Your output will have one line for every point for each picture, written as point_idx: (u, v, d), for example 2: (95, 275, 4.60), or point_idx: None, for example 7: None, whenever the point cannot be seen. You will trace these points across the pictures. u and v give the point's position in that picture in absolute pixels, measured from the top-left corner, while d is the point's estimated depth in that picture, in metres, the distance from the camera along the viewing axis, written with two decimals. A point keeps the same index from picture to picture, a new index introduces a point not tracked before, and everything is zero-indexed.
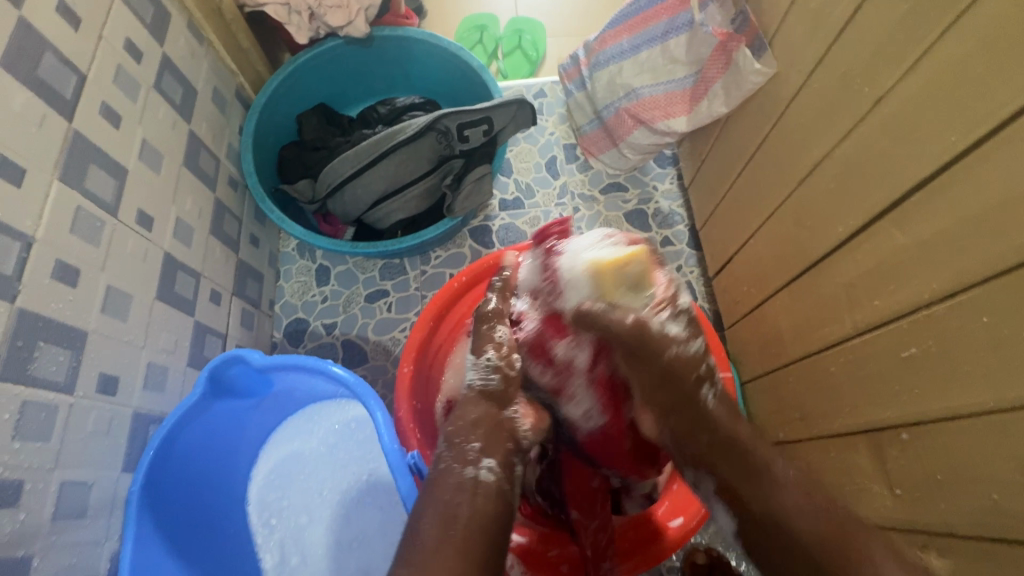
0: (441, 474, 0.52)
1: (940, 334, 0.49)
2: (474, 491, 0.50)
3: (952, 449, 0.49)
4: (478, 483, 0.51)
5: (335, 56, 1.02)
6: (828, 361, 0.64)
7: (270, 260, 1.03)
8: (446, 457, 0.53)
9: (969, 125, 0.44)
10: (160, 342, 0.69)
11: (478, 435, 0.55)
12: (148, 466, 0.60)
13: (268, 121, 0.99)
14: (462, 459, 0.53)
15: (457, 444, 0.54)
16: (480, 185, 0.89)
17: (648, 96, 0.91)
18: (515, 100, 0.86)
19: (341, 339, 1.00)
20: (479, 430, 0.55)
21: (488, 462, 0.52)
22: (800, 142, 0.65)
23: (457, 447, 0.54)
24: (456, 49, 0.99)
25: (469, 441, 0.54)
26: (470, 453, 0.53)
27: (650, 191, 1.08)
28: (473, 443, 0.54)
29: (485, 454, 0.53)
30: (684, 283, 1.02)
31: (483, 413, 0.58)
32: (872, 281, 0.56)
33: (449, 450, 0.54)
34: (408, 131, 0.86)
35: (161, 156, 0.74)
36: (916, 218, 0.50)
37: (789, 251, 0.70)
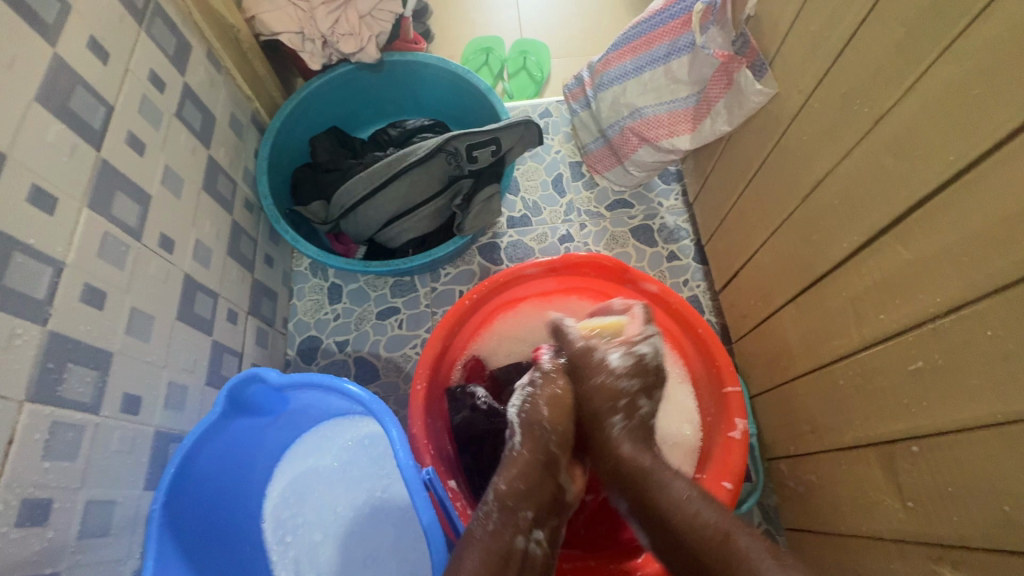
0: (492, 537, 0.55)
1: (946, 346, 0.49)
2: (522, 561, 0.55)
3: (963, 461, 0.49)
4: (528, 554, 0.56)
5: (347, 81, 1.06)
6: (836, 374, 0.64)
7: (284, 278, 1.05)
8: (495, 520, 0.57)
9: (967, 145, 0.45)
10: (180, 362, 0.71)
11: (522, 492, 0.60)
12: (169, 484, 0.61)
13: (282, 145, 1.02)
14: (494, 511, 0.58)
15: (507, 510, 0.58)
16: (490, 205, 0.91)
17: (651, 115, 0.93)
18: (522, 121, 0.89)
19: (353, 356, 1.01)
20: (522, 492, 0.60)
21: (538, 535, 0.58)
22: (802, 159, 0.67)
23: (507, 522, 0.57)
24: (464, 72, 1.02)
25: (523, 508, 0.59)
26: (521, 520, 0.58)
27: (655, 207, 1.10)
28: (526, 513, 0.59)
29: (537, 526, 0.59)
30: (691, 297, 1.03)
31: (529, 472, 0.62)
32: (876, 295, 0.57)
33: (500, 514, 0.57)
34: (419, 153, 0.88)
35: (182, 181, 0.76)
36: (918, 233, 0.51)
37: (794, 265, 0.72)
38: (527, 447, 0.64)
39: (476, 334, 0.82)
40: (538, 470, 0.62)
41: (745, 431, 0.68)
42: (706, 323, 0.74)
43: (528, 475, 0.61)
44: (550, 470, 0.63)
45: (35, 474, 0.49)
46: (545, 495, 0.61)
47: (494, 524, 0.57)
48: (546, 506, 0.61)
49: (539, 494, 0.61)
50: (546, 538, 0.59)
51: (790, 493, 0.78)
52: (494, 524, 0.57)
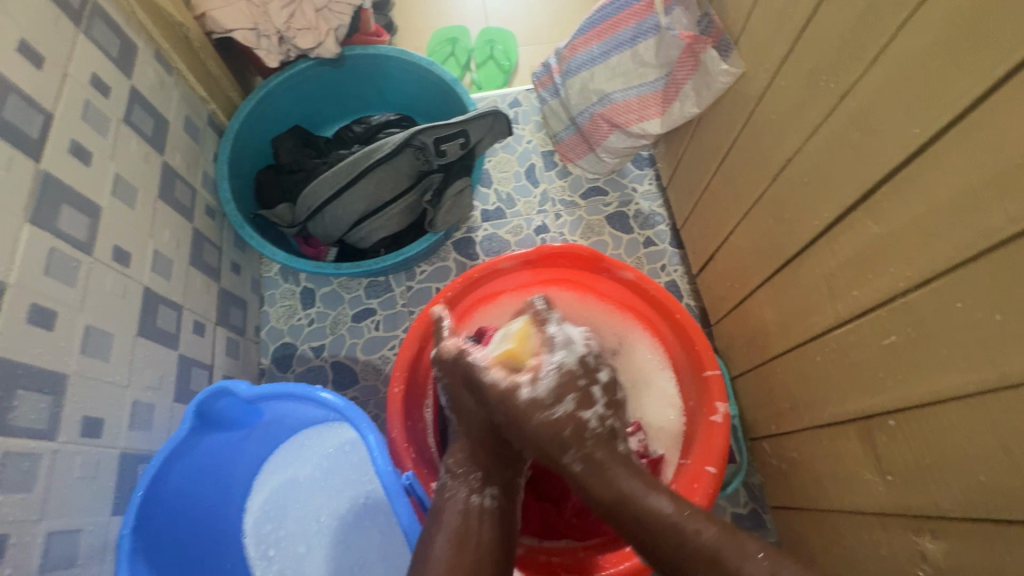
0: (444, 503, 0.56)
1: (918, 320, 0.49)
2: (479, 523, 0.54)
3: (938, 433, 0.49)
4: (478, 509, 0.55)
5: (307, 77, 1.02)
6: (813, 353, 0.65)
7: (254, 285, 1.02)
8: (449, 486, 0.58)
9: (930, 117, 0.45)
10: (144, 379, 0.68)
11: (469, 462, 0.59)
12: (139, 508, 0.59)
13: (243, 147, 0.98)
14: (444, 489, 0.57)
15: (451, 484, 0.58)
16: (461, 199, 0.89)
17: (620, 100, 0.92)
18: (490, 112, 0.87)
19: (331, 361, 0.99)
20: (464, 464, 0.59)
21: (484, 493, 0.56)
22: (771, 137, 0.67)
23: (449, 497, 0.56)
24: (429, 64, 1.00)
25: (472, 472, 0.58)
26: (472, 481, 0.57)
27: (629, 193, 1.10)
28: (475, 473, 0.58)
29: (485, 485, 0.57)
30: (669, 281, 1.03)
31: (471, 441, 0.60)
32: (848, 272, 0.57)
33: (445, 485, 0.58)
34: (385, 149, 0.85)
35: (135, 190, 0.73)
36: (887, 208, 0.51)
37: (767, 245, 0.72)
38: (461, 423, 0.62)
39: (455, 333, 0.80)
40: (477, 441, 0.60)
41: (726, 414, 0.68)
42: (683, 309, 0.73)
43: (469, 445, 0.60)
44: (492, 436, 0.60)
45: None
46: (486, 457, 0.59)
47: (447, 490, 0.57)
48: (490, 470, 0.58)
49: (480, 457, 0.59)
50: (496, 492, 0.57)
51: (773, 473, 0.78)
52: (447, 490, 0.57)
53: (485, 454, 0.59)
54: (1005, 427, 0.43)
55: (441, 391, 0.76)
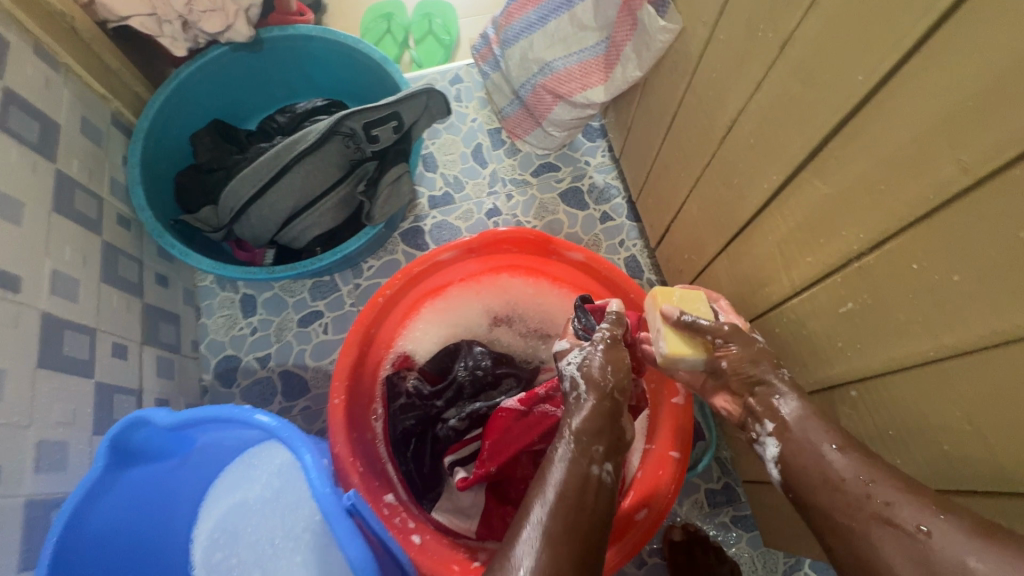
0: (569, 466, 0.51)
1: (873, 285, 0.46)
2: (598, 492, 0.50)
3: (901, 401, 0.47)
4: (602, 485, 0.51)
5: (222, 66, 0.94)
6: (773, 323, 0.62)
7: (187, 297, 0.94)
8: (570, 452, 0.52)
9: (872, 62, 0.41)
10: (51, 415, 0.61)
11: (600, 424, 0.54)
12: (49, 562, 0.53)
13: (157, 148, 0.89)
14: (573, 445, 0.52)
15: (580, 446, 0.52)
16: (398, 187, 0.83)
17: (562, 69, 0.86)
18: (424, 91, 0.80)
19: (278, 371, 0.93)
20: (595, 428, 0.53)
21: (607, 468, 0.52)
22: (716, 97, 0.62)
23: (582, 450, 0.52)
24: (354, 42, 0.92)
25: (594, 442, 0.53)
26: (594, 453, 0.52)
27: (583, 166, 1.04)
28: (598, 445, 0.53)
29: (608, 457, 0.53)
30: (628, 257, 0.99)
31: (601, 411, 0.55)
32: (801, 236, 0.54)
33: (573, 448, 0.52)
34: (310, 138, 0.77)
35: (20, 205, 0.64)
36: (834, 166, 0.47)
37: (720, 212, 0.68)
38: (594, 394, 0.56)
39: (400, 332, 0.75)
40: (607, 416, 0.55)
41: (687, 396, 0.67)
42: (638, 288, 0.69)
43: (600, 413, 0.55)
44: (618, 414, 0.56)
45: None
46: (614, 428, 0.55)
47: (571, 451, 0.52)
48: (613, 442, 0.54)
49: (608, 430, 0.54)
50: (615, 467, 0.53)
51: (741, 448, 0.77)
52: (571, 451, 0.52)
53: (610, 423, 0.55)
54: (967, 395, 0.41)
55: (390, 395, 0.71)
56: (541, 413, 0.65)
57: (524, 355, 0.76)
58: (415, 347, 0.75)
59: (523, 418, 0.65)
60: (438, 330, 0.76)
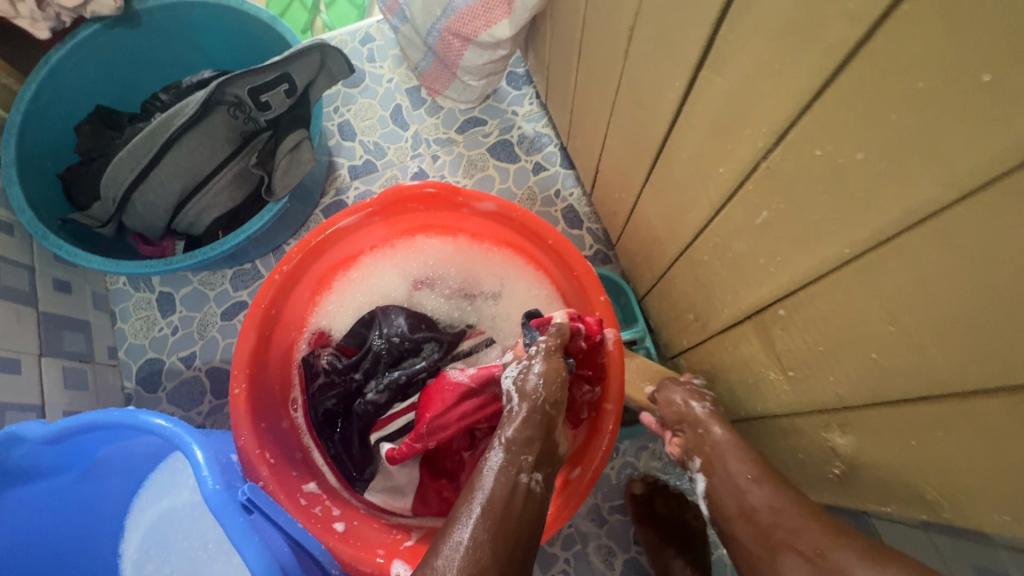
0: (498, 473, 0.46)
1: (784, 184, 0.40)
2: (526, 500, 0.45)
3: (827, 313, 0.42)
4: (530, 495, 0.46)
5: (96, 47, 0.85)
6: (701, 252, 0.56)
7: (98, 302, 0.88)
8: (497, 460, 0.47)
9: None
10: None
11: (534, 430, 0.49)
12: None
13: (35, 142, 0.81)
14: (505, 454, 0.47)
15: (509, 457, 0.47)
16: (299, 155, 0.76)
17: (464, 7, 0.78)
18: (315, 46, 0.74)
19: (205, 369, 0.87)
20: (525, 437, 0.49)
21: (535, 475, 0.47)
22: (613, 7, 0.55)
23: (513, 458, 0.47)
24: (238, 4, 0.84)
25: (524, 451, 0.48)
26: (524, 463, 0.47)
27: (510, 117, 0.98)
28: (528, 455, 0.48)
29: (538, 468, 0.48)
30: (566, 207, 0.93)
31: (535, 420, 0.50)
32: (712, 146, 0.48)
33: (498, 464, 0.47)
34: (188, 111, 0.70)
35: None
36: (730, 54, 0.41)
37: (637, 139, 0.61)
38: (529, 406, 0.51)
39: (311, 310, 0.69)
40: (543, 426, 0.50)
41: (617, 338, 0.60)
42: (556, 232, 0.63)
43: (534, 423, 0.50)
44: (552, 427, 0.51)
45: None
46: (547, 437, 0.50)
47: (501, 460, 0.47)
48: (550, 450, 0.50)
49: (541, 433, 0.50)
50: (546, 478, 0.48)
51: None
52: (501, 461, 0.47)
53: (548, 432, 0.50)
54: (889, 290, 0.35)
55: (307, 378, 0.66)
56: (491, 394, 0.59)
57: (447, 319, 0.71)
58: (330, 323, 0.69)
59: (469, 398, 0.59)
60: (354, 302, 0.70)
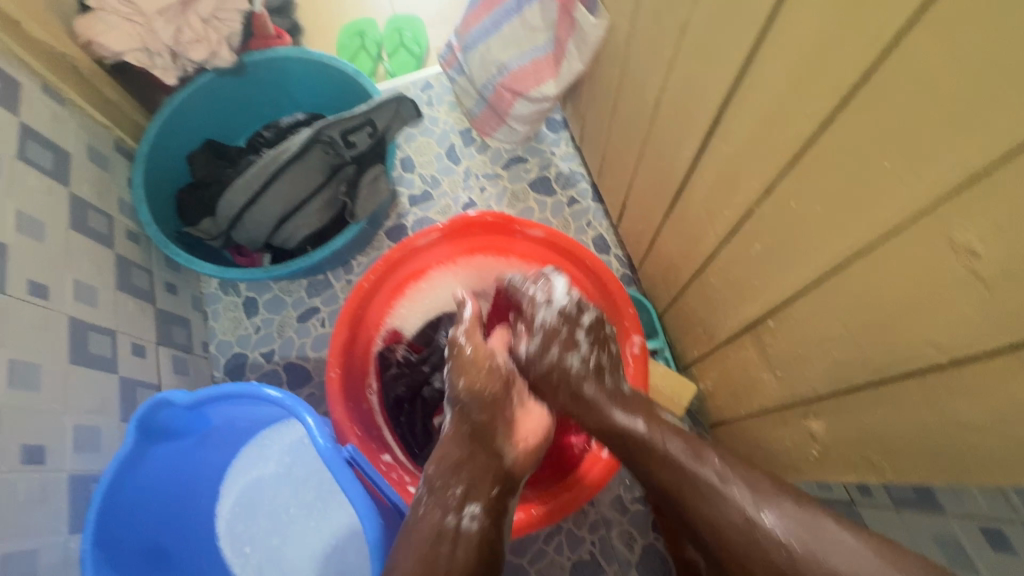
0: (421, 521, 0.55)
1: (769, 227, 0.54)
2: (455, 540, 0.53)
3: (806, 324, 0.54)
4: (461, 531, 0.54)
5: (209, 91, 1.02)
6: (710, 276, 0.69)
7: (195, 303, 1.03)
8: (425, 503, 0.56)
9: (742, 39, 0.49)
10: (84, 405, 0.69)
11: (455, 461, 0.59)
12: (95, 523, 0.61)
13: (157, 169, 0.98)
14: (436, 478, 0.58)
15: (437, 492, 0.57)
16: (377, 186, 0.92)
17: (517, 68, 0.95)
18: (393, 98, 0.90)
19: (283, 364, 1.02)
20: (445, 474, 0.58)
21: (472, 510, 0.56)
22: (643, 82, 0.70)
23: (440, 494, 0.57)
24: (328, 60, 1.02)
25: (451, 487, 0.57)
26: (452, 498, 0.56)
27: (548, 156, 1.13)
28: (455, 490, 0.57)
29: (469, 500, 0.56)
30: (596, 235, 1.07)
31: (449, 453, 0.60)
32: (719, 194, 0.61)
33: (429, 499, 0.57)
34: (293, 148, 0.86)
35: (42, 224, 0.73)
36: (732, 129, 0.55)
37: (660, 183, 0.75)
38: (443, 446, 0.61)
39: (387, 314, 0.82)
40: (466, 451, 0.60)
41: (642, 345, 0.72)
42: (593, 256, 0.78)
43: (459, 458, 0.60)
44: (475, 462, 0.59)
45: None
46: (473, 466, 0.59)
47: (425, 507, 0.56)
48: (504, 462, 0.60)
49: (470, 464, 0.59)
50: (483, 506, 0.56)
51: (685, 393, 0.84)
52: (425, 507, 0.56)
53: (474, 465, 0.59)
54: (847, 305, 0.48)
55: (382, 367, 0.81)
56: None
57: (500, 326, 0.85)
58: (402, 324, 0.84)
59: None
60: (423, 308, 0.85)
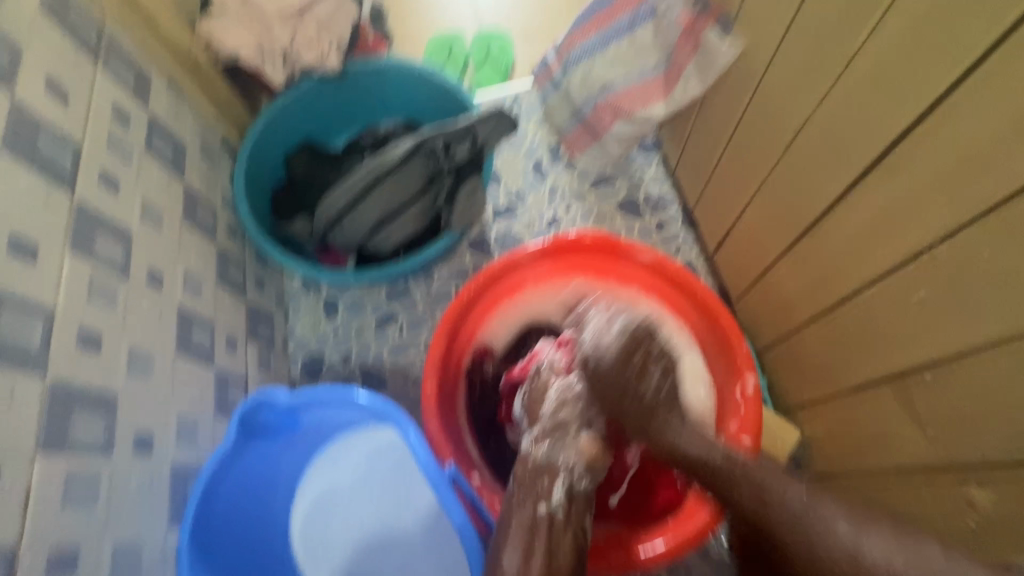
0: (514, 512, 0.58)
1: (944, 275, 0.50)
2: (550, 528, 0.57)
3: (976, 383, 0.50)
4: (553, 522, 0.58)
5: (311, 94, 1.04)
6: (841, 318, 0.65)
7: (278, 300, 1.04)
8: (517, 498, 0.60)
9: (940, 72, 0.45)
10: (186, 396, 0.70)
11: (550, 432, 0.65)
12: (193, 519, 0.59)
13: (256, 166, 1.00)
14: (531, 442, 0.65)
15: (527, 483, 0.61)
16: (475, 198, 0.93)
17: (623, 88, 0.94)
18: (495, 111, 0.88)
19: (359, 368, 1.01)
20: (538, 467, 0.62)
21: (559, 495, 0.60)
22: (781, 110, 0.67)
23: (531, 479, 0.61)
24: (430, 70, 1.02)
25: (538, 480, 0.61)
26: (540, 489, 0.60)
27: (638, 179, 1.10)
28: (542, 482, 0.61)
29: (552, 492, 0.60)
30: (685, 263, 1.04)
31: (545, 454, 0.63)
32: (871, 233, 0.57)
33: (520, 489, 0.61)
34: (397, 156, 0.87)
35: (161, 215, 0.74)
36: (905, 166, 0.51)
37: (785, 216, 0.71)
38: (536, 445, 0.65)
39: (478, 327, 0.81)
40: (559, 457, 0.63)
41: (756, 386, 0.69)
42: (703, 285, 0.74)
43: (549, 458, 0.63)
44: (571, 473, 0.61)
45: (57, 527, 0.49)
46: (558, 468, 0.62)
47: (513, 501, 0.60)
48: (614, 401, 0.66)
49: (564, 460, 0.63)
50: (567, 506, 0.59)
51: (789, 438, 0.79)
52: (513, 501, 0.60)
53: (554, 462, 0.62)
54: None
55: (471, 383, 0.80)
56: None
57: None
58: (492, 336, 0.82)
59: None
60: (513, 321, 0.83)
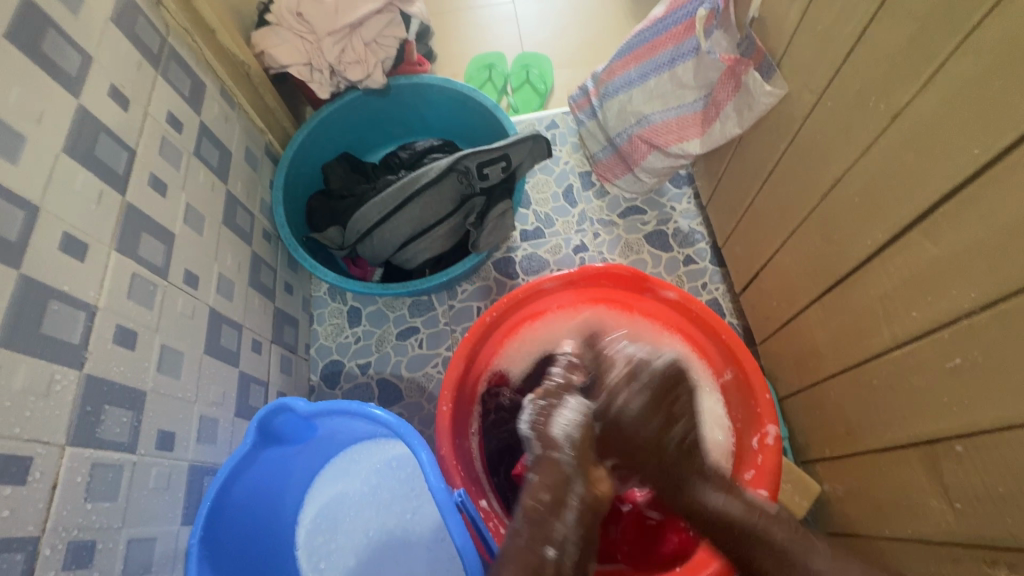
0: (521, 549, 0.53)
1: (984, 344, 0.48)
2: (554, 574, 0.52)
3: (1013, 460, 0.48)
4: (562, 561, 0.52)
5: (354, 108, 1.07)
6: (870, 374, 0.63)
7: (304, 304, 1.06)
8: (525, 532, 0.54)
9: (991, 138, 0.44)
10: (210, 395, 0.72)
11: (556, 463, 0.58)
12: (205, 519, 0.61)
13: (296, 175, 1.03)
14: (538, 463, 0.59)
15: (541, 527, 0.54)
16: (503, 221, 0.91)
17: (659, 121, 0.93)
18: (530, 136, 0.89)
19: (376, 378, 1.02)
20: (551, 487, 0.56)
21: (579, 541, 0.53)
22: (819, 158, 0.66)
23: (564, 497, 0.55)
24: (470, 91, 1.04)
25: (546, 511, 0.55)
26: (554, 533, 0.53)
27: (668, 211, 1.10)
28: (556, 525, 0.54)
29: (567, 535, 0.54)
30: (710, 300, 1.03)
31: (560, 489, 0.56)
32: (908, 292, 0.56)
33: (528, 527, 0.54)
34: (431, 174, 0.89)
35: (203, 218, 0.77)
36: (947, 229, 0.50)
37: (816, 264, 0.70)
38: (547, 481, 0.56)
39: (497, 352, 0.81)
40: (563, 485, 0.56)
41: (777, 436, 0.66)
42: (730, 329, 0.73)
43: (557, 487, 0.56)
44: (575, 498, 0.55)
45: (79, 516, 0.50)
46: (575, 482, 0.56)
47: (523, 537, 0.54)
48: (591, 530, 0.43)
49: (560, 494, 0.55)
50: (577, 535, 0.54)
51: (808, 491, 0.77)
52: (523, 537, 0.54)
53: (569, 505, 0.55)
54: None
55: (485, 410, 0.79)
56: None
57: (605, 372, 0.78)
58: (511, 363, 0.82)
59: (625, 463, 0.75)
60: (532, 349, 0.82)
